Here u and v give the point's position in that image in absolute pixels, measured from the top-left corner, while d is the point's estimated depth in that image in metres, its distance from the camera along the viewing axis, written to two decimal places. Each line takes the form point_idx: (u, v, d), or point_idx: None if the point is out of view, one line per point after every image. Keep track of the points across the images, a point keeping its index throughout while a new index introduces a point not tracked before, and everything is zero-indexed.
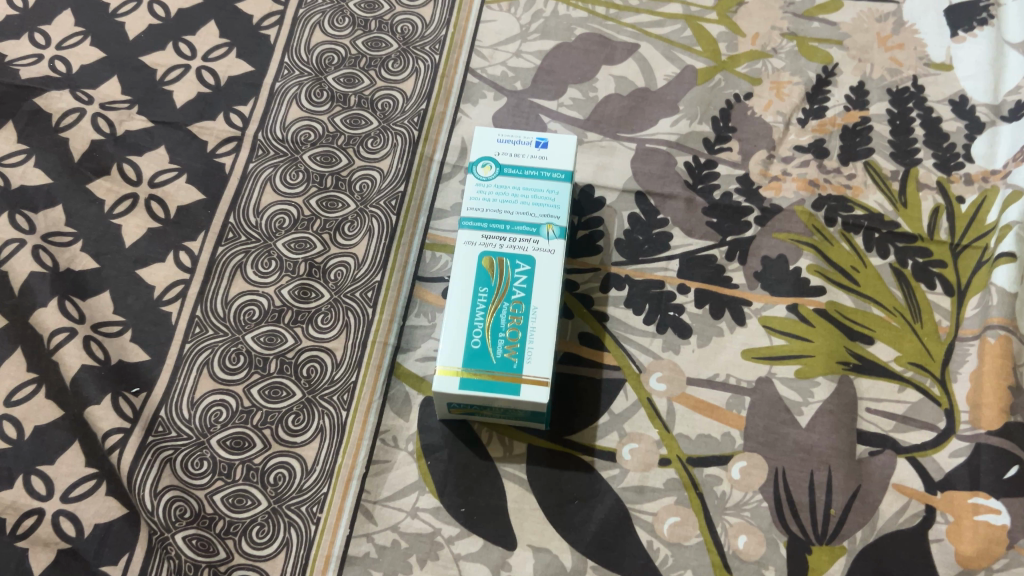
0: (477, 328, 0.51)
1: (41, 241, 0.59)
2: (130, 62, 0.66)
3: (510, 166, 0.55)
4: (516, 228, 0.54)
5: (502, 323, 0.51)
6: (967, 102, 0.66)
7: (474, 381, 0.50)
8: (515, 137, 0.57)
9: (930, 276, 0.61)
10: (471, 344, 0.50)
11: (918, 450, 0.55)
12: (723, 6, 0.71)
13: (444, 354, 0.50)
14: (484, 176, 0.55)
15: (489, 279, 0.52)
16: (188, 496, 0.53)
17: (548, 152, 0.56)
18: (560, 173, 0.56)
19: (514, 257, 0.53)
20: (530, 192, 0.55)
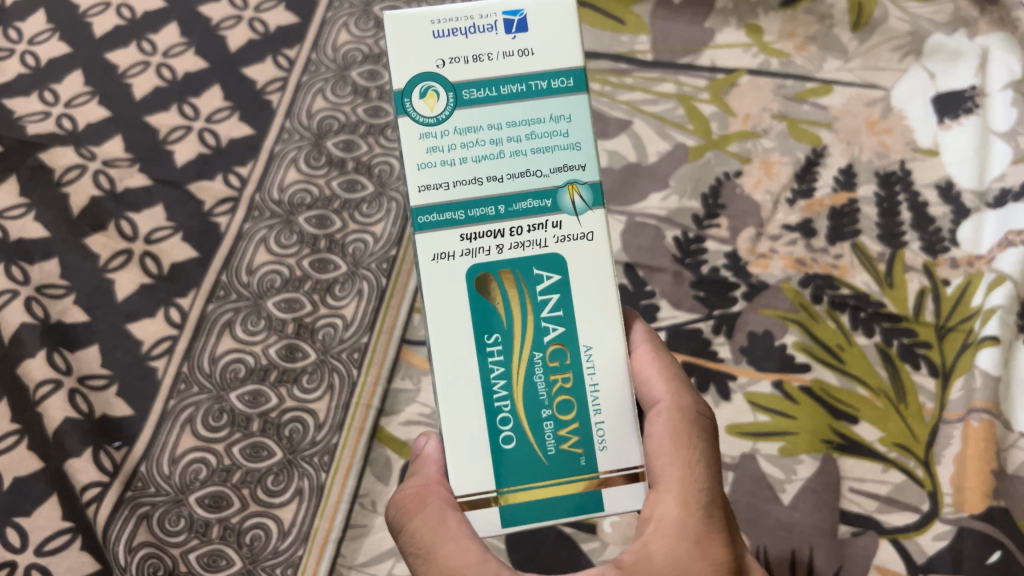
0: (504, 413, 0.35)
1: (34, 292, 0.60)
2: (135, 122, 0.67)
3: (466, 80, 0.35)
4: (514, 203, 0.35)
5: (538, 390, 0.35)
6: (953, 187, 0.67)
7: (519, 505, 0.35)
8: (462, 22, 0.35)
9: (915, 357, 0.61)
10: (501, 441, 0.35)
11: (901, 532, 0.56)
12: (715, 87, 0.71)
13: (465, 477, 0.35)
14: (431, 115, 0.35)
15: (497, 321, 0.35)
16: (163, 553, 0.54)
17: (530, 41, 0.35)
18: (563, 79, 0.36)
19: (526, 260, 0.35)
20: (521, 128, 0.35)
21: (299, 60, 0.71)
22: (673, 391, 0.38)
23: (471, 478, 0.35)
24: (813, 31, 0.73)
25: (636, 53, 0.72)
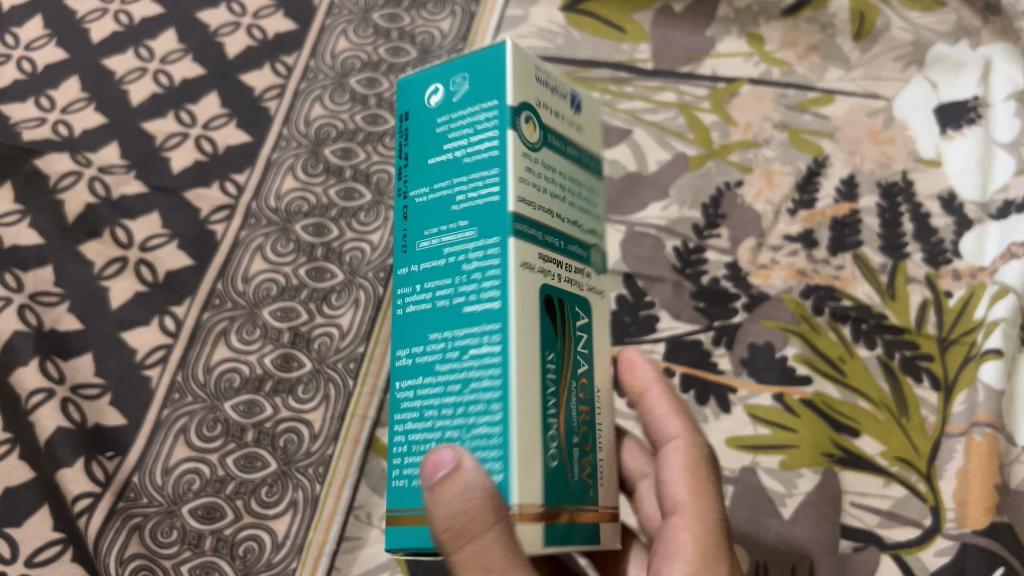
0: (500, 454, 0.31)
1: (28, 300, 0.60)
2: (131, 129, 0.67)
3: (546, 127, 0.34)
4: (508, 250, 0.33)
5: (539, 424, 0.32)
6: (956, 199, 0.66)
7: (557, 527, 0.30)
8: (552, 82, 0.34)
9: (918, 369, 0.60)
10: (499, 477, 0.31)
11: (903, 547, 0.55)
12: (716, 96, 0.71)
13: (529, 483, 0.29)
14: (530, 139, 0.32)
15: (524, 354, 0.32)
16: (154, 565, 0.53)
17: (580, 120, 0.37)
18: (593, 160, 0.38)
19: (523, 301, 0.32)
20: (574, 184, 0.35)
21: (298, 67, 0.70)
22: (689, 428, 0.39)
23: (530, 487, 0.29)
24: (814, 40, 0.73)
25: (636, 61, 0.72)
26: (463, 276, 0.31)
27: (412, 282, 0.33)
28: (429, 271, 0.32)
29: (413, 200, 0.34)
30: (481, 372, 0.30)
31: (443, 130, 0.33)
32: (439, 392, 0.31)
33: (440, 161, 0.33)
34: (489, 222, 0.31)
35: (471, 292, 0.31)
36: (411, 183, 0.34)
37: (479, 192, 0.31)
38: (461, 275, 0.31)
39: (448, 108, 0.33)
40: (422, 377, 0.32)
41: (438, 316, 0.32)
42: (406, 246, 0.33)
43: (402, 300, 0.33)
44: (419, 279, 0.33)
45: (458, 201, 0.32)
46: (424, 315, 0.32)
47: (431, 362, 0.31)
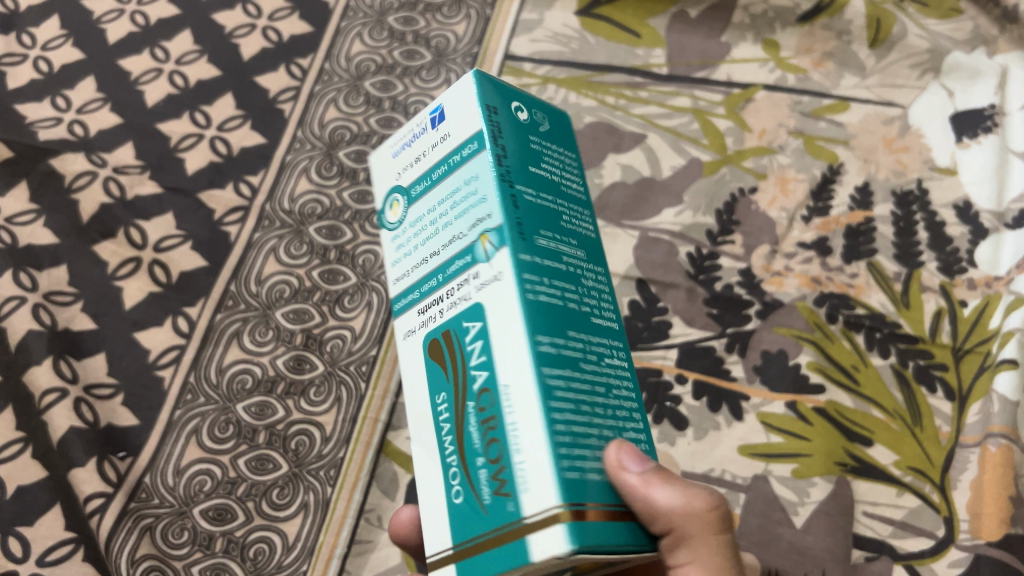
0: (454, 467, 0.32)
1: (42, 299, 0.60)
2: (146, 130, 0.67)
3: None
4: (446, 270, 0.33)
5: (474, 439, 0.31)
6: (971, 208, 0.66)
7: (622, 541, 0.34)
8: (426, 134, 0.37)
9: (931, 379, 0.60)
10: (453, 495, 0.31)
11: (916, 558, 0.55)
12: (731, 101, 0.70)
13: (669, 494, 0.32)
14: None
15: (440, 380, 0.33)
16: (165, 566, 0.53)
17: None
18: None
19: (458, 317, 0.32)
20: None
21: (313, 69, 0.70)
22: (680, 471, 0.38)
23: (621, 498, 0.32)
24: (830, 47, 0.72)
25: (652, 66, 0.72)
26: (584, 288, 0.33)
27: (539, 272, 0.31)
28: (556, 269, 0.32)
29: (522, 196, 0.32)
30: (614, 373, 0.33)
31: (540, 155, 0.35)
32: (584, 391, 0.31)
33: (541, 180, 0.34)
34: (592, 253, 0.35)
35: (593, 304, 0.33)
36: (516, 176, 0.33)
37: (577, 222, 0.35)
38: (581, 285, 0.33)
39: (533, 133, 0.35)
40: (571, 375, 0.30)
41: (572, 318, 0.32)
42: (524, 235, 0.31)
43: (531, 284, 0.31)
44: (545, 273, 0.31)
45: (564, 219, 0.34)
46: (559, 309, 0.31)
47: (575, 357, 0.31)
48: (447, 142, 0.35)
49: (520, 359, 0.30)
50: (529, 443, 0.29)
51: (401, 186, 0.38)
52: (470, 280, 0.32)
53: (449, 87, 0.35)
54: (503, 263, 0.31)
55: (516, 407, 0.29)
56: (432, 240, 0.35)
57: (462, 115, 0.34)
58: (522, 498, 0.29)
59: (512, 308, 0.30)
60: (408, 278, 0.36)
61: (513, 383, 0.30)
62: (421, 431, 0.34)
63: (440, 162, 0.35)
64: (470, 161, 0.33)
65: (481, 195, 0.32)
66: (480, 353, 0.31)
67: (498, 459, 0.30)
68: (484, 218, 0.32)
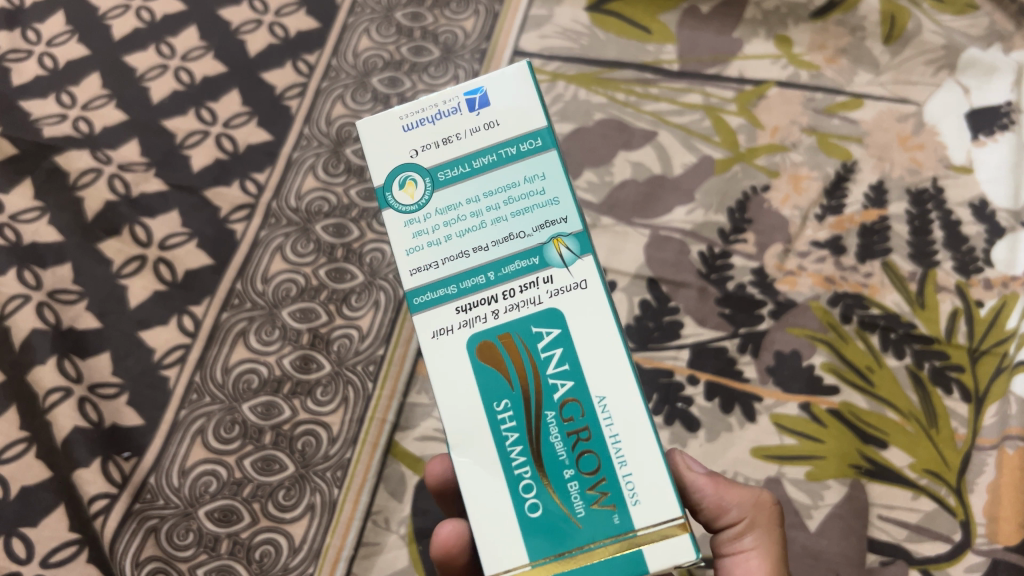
0: (526, 480, 0.30)
1: (46, 298, 0.59)
2: (152, 126, 0.66)
3: None
4: (504, 267, 0.31)
5: (557, 451, 0.30)
6: (987, 206, 0.65)
7: None
8: (428, 110, 0.32)
9: (947, 380, 0.59)
10: (526, 510, 0.30)
11: (932, 562, 0.54)
12: (743, 98, 0.69)
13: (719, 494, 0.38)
14: None
15: (504, 388, 0.30)
16: (170, 568, 0.53)
17: None
18: None
19: (524, 321, 0.31)
20: None
21: (319, 66, 0.70)
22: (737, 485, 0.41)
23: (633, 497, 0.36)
24: (844, 43, 0.71)
25: (662, 63, 0.71)
26: None
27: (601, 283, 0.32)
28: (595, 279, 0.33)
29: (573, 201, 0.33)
30: None
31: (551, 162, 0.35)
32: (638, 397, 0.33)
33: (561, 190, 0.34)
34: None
35: None
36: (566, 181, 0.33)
37: None
38: None
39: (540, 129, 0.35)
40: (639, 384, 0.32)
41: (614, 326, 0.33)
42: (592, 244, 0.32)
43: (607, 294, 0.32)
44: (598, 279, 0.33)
45: None
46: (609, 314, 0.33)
47: None
48: (494, 132, 0.32)
49: (618, 374, 0.30)
50: (637, 454, 0.30)
51: (417, 164, 0.32)
52: (542, 282, 0.31)
53: (495, 71, 0.32)
54: (590, 271, 0.31)
55: (619, 418, 0.30)
56: (481, 233, 0.31)
57: (517, 102, 0.32)
58: (632, 510, 0.29)
59: (605, 320, 0.31)
60: (438, 271, 0.31)
61: (613, 395, 0.30)
62: (467, 443, 0.30)
63: (485, 149, 0.32)
64: (533, 158, 0.32)
65: (552, 196, 0.31)
66: (560, 361, 0.31)
67: (596, 471, 0.30)
68: (559, 221, 0.31)
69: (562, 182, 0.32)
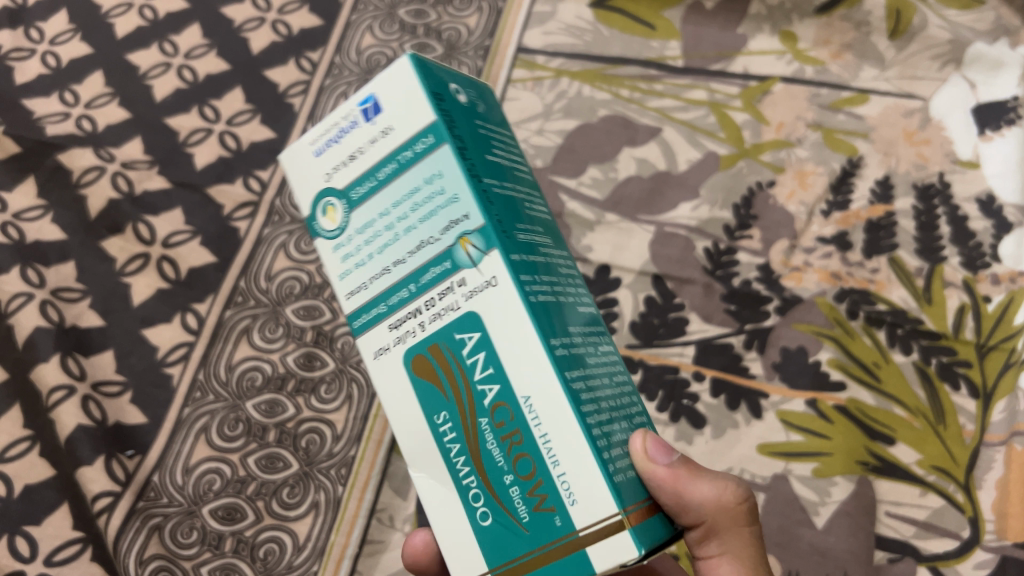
0: (474, 489, 0.30)
1: (49, 296, 0.59)
2: (155, 124, 0.66)
3: None
4: (421, 277, 0.30)
5: (495, 458, 0.29)
6: (995, 201, 0.64)
7: None
8: (332, 131, 0.33)
9: (955, 376, 0.58)
10: (477, 518, 0.29)
11: (940, 559, 0.53)
12: (748, 94, 0.69)
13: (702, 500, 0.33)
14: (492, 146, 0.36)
15: (439, 398, 0.30)
16: (174, 566, 0.53)
17: None
18: None
19: (447, 328, 0.30)
20: None
21: (323, 63, 0.70)
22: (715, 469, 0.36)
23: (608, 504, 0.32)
24: (848, 38, 0.71)
25: (666, 59, 0.71)
26: (561, 274, 0.32)
27: (531, 270, 0.30)
28: (539, 262, 0.31)
29: (491, 186, 0.30)
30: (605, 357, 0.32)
31: (485, 138, 0.32)
32: (599, 387, 0.30)
33: (497, 167, 0.32)
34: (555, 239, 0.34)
35: (573, 289, 0.32)
36: (481, 169, 0.30)
37: (535, 204, 0.33)
38: (561, 273, 0.32)
39: (477, 115, 0.33)
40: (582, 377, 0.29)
41: (564, 312, 0.30)
42: (506, 230, 0.29)
43: (529, 285, 0.29)
44: (536, 269, 0.30)
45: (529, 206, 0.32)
46: (556, 305, 0.30)
47: (580, 352, 0.30)
48: (389, 138, 0.31)
49: (539, 371, 0.28)
50: (568, 455, 0.28)
51: (333, 188, 0.33)
52: (456, 286, 0.29)
53: (381, 75, 0.32)
54: (496, 266, 0.29)
55: (547, 419, 0.28)
56: (399, 245, 0.31)
57: (403, 102, 0.31)
58: (570, 511, 0.28)
59: (517, 314, 0.28)
60: (368, 291, 0.32)
61: (537, 395, 0.28)
62: (421, 459, 0.31)
63: (386, 158, 0.31)
64: (430, 155, 0.30)
65: (452, 193, 0.30)
66: (484, 366, 0.29)
67: (532, 475, 0.28)
68: (462, 219, 0.29)
69: (457, 176, 0.30)
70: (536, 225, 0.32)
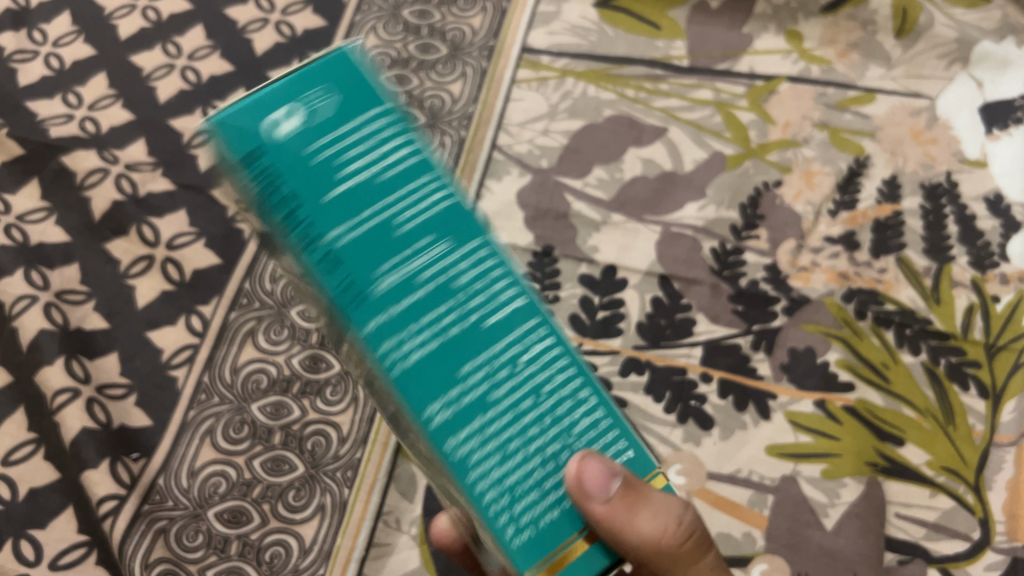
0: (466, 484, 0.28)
1: (54, 298, 0.59)
2: (159, 125, 0.66)
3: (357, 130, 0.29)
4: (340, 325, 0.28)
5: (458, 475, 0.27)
6: (1003, 200, 0.64)
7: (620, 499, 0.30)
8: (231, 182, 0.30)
9: (964, 376, 0.58)
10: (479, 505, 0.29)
11: (951, 561, 0.53)
12: (754, 93, 0.69)
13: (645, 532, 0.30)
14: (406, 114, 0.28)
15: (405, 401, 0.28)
16: (179, 569, 0.52)
17: None
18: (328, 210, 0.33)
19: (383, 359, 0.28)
20: None
21: None
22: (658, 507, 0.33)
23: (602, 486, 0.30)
24: (854, 37, 0.71)
25: (672, 59, 0.70)
26: (461, 293, 0.26)
27: (392, 335, 0.26)
28: (417, 302, 0.26)
29: (330, 243, 0.25)
30: (544, 372, 0.27)
31: (321, 161, 0.25)
32: (501, 444, 0.26)
33: (347, 193, 0.25)
34: (460, 221, 0.27)
35: (478, 310, 0.26)
36: (319, 222, 0.25)
37: (417, 202, 0.26)
38: (455, 296, 0.26)
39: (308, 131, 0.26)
40: (475, 435, 0.26)
41: (456, 355, 0.26)
42: (351, 305, 0.25)
43: (389, 357, 0.26)
44: (406, 323, 0.26)
45: (400, 220, 0.26)
46: (434, 363, 0.26)
47: (478, 397, 0.26)
48: (249, 202, 0.28)
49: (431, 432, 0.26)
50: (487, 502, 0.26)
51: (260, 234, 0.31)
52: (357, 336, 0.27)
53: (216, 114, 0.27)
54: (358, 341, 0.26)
55: (460, 464, 0.26)
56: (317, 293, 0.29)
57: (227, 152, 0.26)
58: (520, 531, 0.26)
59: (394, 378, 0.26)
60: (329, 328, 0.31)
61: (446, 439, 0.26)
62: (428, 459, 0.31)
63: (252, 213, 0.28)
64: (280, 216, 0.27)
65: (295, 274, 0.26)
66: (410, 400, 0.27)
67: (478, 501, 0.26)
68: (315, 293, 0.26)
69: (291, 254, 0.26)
70: (424, 228, 0.26)
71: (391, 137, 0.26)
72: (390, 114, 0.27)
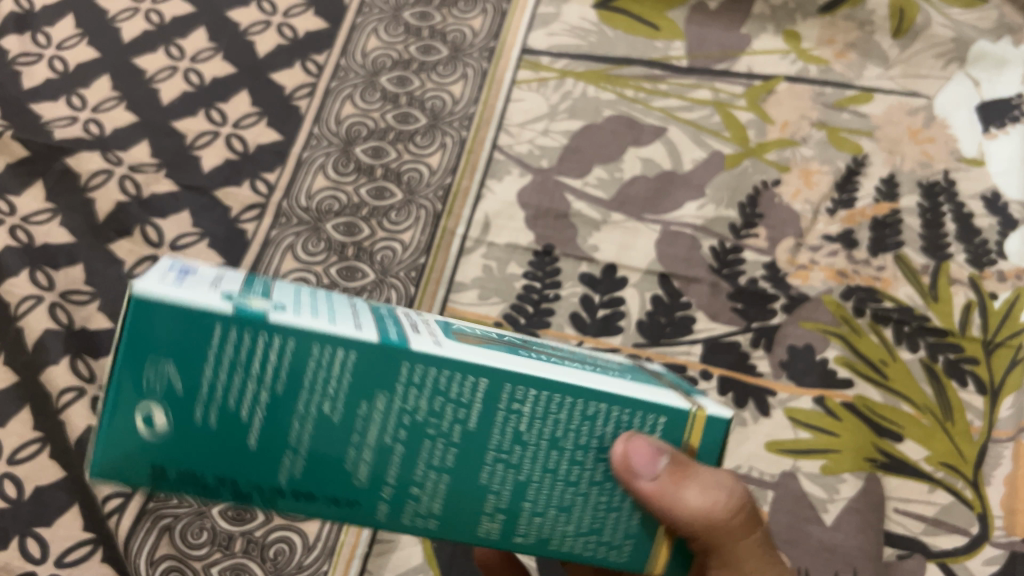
0: None
1: (59, 298, 0.59)
2: (162, 127, 0.67)
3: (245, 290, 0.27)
4: None
5: None
6: (1000, 198, 0.64)
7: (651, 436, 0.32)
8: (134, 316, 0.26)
9: (962, 373, 0.58)
10: None
11: (949, 555, 0.53)
12: (753, 93, 0.69)
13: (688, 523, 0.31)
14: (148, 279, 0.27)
15: None
16: (185, 566, 0.53)
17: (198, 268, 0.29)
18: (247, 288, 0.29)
19: None
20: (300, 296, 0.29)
21: (328, 66, 0.70)
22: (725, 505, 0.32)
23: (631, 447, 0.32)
24: (852, 37, 0.71)
25: (670, 59, 0.71)
26: (432, 435, 0.27)
27: (408, 495, 0.28)
28: (419, 459, 0.27)
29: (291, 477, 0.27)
30: (545, 456, 0.28)
31: (255, 417, 0.26)
32: (551, 499, 0.29)
33: (265, 425, 0.26)
34: (374, 363, 0.26)
35: (448, 442, 0.27)
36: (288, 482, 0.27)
37: (329, 376, 0.26)
38: (430, 437, 0.27)
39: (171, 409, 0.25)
40: (528, 519, 0.29)
41: (468, 470, 0.28)
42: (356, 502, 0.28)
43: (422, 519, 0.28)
44: (409, 483, 0.28)
45: (334, 403, 0.26)
46: (465, 496, 0.28)
47: (516, 494, 0.28)
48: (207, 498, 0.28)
49: None
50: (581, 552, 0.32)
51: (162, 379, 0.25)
52: None
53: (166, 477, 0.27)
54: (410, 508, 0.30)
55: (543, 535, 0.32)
56: None
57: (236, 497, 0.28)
58: None
59: None
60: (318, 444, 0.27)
61: None
62: None
63: None
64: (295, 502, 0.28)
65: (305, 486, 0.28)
66: None
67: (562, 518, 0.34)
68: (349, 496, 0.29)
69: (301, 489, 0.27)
70: (353, 399, 0.26)
71: (258, 347, 0.25)
72: (232, 320, 0.25)
